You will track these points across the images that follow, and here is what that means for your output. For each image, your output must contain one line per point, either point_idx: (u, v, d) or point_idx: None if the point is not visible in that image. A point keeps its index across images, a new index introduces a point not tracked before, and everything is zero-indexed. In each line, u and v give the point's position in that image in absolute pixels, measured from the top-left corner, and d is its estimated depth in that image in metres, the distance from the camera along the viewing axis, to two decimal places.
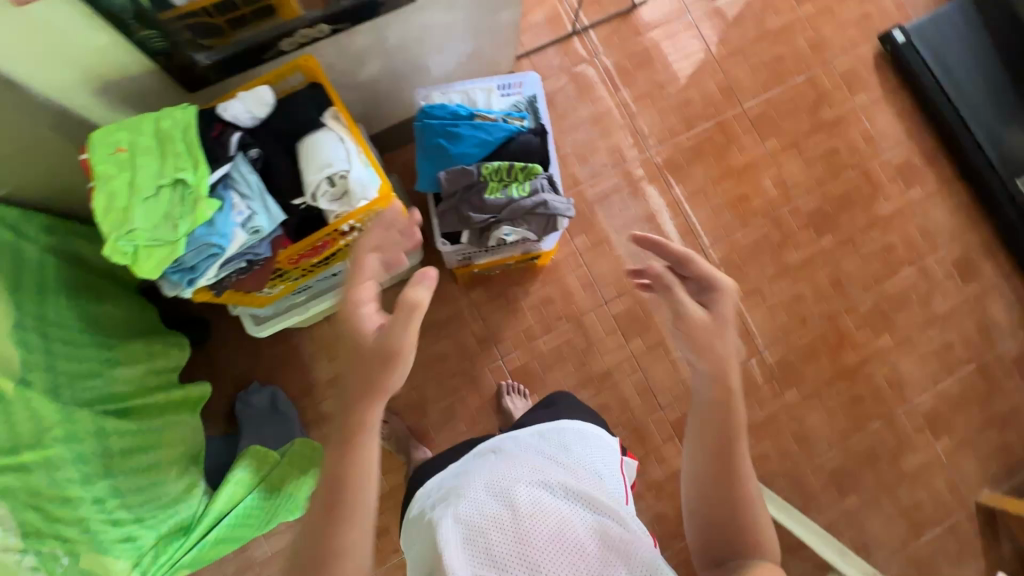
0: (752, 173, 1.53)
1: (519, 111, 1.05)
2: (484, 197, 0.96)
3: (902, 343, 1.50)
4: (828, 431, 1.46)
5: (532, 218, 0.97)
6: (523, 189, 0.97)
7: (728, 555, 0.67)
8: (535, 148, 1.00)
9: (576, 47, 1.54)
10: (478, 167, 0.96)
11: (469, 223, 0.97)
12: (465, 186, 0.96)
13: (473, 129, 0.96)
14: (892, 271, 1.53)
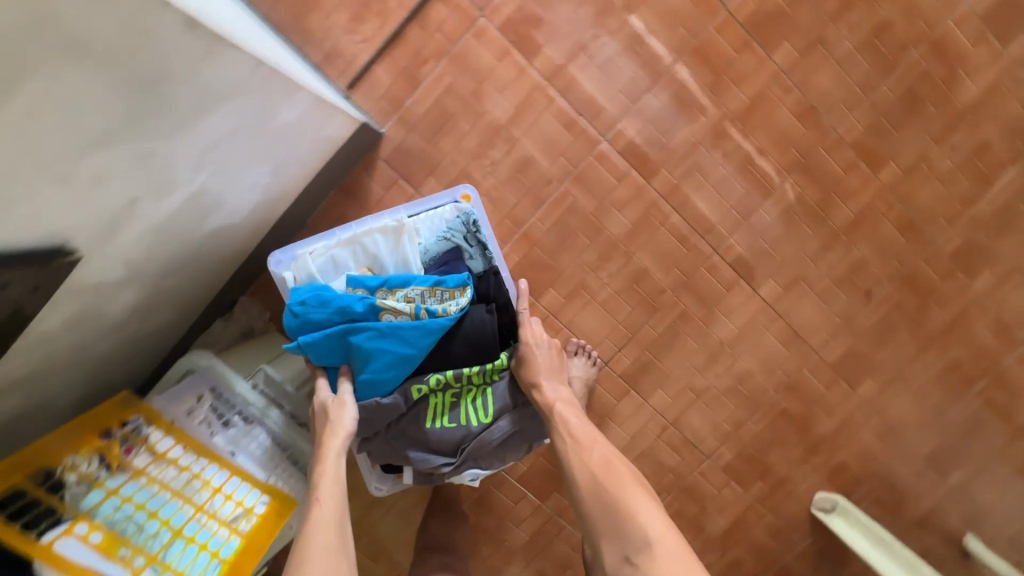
0: (763, 113, 1.03)
1: (451, 251, 0.93)
2: (431, 430, 0.88)
3: (1009, 276, 1.11)
4: (918, 413, 1.17)
5: (502, 447, 0.91)
6: (485, 411, 0.90)
7: (620, 519, 0.74)
8: (489, 333, 0.88)
9: (448, 13, 0.97)
10: (413, 390, 0.86)
11: (414, 463, 0.90)
12: (399, 416, 0.89)
13: (389, 338, 0.82)
14: (987, 184, 1.07)
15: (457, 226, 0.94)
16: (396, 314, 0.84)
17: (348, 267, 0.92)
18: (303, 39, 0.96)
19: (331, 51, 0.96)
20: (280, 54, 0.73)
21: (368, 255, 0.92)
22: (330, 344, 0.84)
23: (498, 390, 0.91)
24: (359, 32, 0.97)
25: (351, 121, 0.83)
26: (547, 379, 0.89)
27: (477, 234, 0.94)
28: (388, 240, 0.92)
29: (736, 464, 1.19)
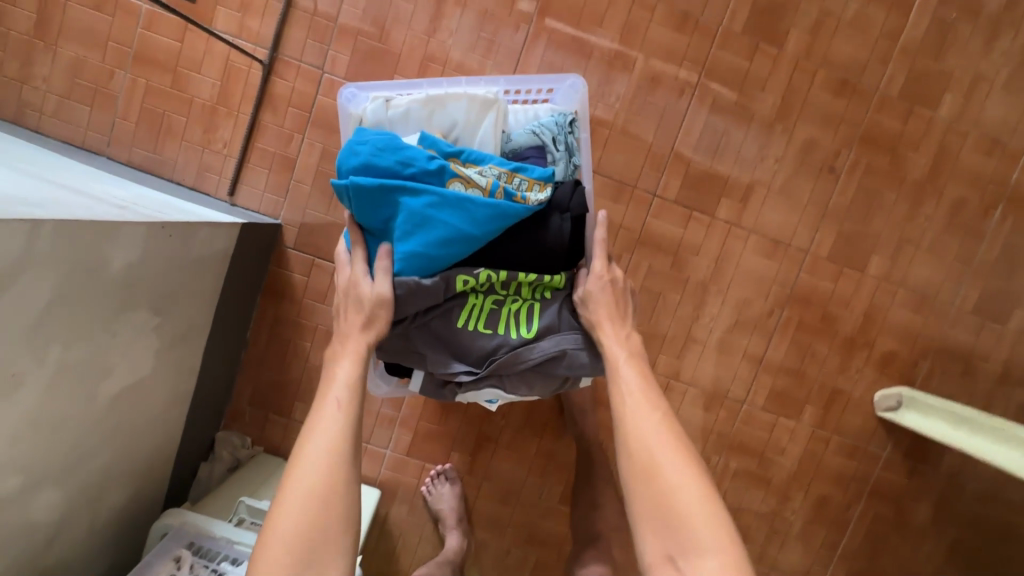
0: (639, 41, 0.97)
1: (535, 147, 0.82)
2: (457, 330, 0.78)
3: (975, 88, 0.99)
4: (945, 269, 1.05)
5: (533, 372, 0.78)
6: (529, 327, 0.77)
7: (667, 512, 0.62)
8: (559, 238, 0.77)
9: (291, 83, 0.95)
10: (459, 279, 0.74)
11: (427, 363, 0.79)
12: (436, 310, 0.77)
13: (446, 208, 0.71)
14: (903, 7, 0.97)
15: (551, 122, 0.82)
16: (467, 185, 0.74)
17: (417, 124, 0.82)
18: (171, 168, 0.96)
19: (200, 167, 0.96)
20: (125, 193, 0.71)
21: (448, 119, 0.82)
22: (384, 198, 0.73)
23: (548, 306, 0.79)
24: (218, 139, 0.96)
25: (228, 225, 0.79)
26: (613, 325, 0.76)
27: (568, 136, 0.81)
28: (473, 110, 0.82)
29: (775, 399, 1.08)
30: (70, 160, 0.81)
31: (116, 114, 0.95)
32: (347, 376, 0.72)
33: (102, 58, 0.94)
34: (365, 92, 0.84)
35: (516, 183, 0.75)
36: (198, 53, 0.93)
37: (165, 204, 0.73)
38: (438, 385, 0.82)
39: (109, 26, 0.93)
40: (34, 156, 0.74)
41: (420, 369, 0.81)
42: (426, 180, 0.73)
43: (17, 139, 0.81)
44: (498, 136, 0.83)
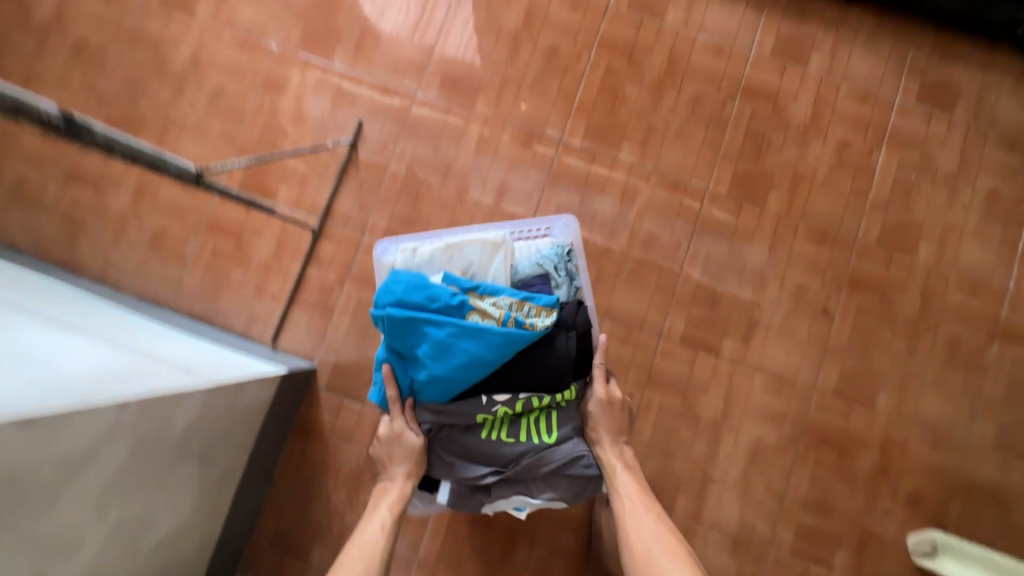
0: (637, 204, 1.10)
1: (541, 275, 0.93)
2: (484, 441, 0.87)
3: (947, 237, 1.09)
4: (955, 404, 1.07)
5: (556, 475, 0.87)
6: (549, 433, 0.87)
7: None
8: (564, 357, 0.87)
9: (335, 245, 1.10)
10: (479, 412, 0.85)
11: (455, 473, 0.89)
12: (462, 423, 0.89)
13: (465, 337, 0.82)
14: (869, 172, 1.11)
15: (551, 254, 0.93)
16: (484, 316, 0.84)
17: (439, 268, 0.93)
18: (224, 317, 1.08)
19: (250, 316, 1.08)
20: (187, 353, 0.81)
21: (465, 260, 0.93)
22: (412, 329, 0.84)
23: (563, 415, 0.90)
24: (268, 291, 1.09)
25: (270, 375, 0.88)
26: (611, 437, 0.91)
27: (569, 265, 0.93)
28: (485, 251, 0.93)
29: (804, 542, 1.04)
30: (139, 314, 0.93)
31: (184, 271, 1.10)
32: (389, 507, 0.89)
33: (180, 226, 1.11)
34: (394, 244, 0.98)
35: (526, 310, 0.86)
36: (259, 221, 1.10)
37: (221, 361, 0.83)
38: (467, 496, 0.91)
39: (189, 202, 1.11)
40: (115, 315, 0.85)
41: (450, 480, 0.91)
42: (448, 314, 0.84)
43: (102, 299, 0.95)
44: (508, 270, 0.93)
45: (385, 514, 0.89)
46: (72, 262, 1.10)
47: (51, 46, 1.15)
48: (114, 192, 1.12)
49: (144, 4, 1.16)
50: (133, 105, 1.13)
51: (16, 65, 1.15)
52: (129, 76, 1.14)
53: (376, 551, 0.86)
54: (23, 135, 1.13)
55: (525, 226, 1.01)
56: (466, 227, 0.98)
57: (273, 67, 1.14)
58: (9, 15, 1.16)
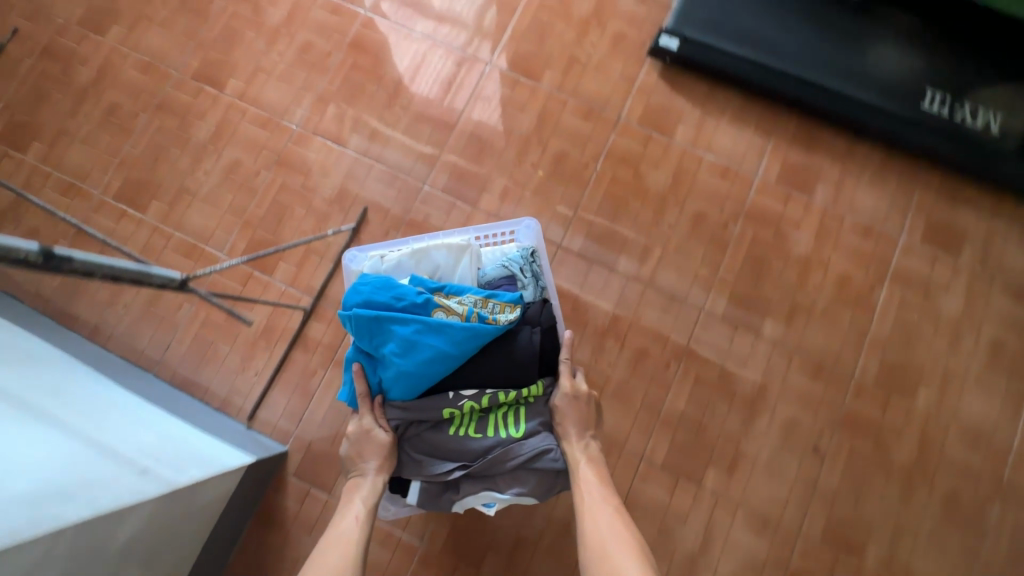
0: (630, 316, 1.09)
1: (507, 274, 0.95)
2: (451, 438, 0.88)
3: (948, 383, 1.06)
4: (951, 566, 1.00)
5: (523, 469, 0.88)
6: (516, 428, 0.89)
7: None
8: (527, 353, 0.89)
9: (324, 326, 1.10)
10: (444, 407, 0.87)
11: (423, 471, 0.89)
12: (429, 422, 0.90)
13: (430, 333, 0.84)
14: (869, 307, 1.09)
15: (516, 256, 0.96)
16: (448, 313, 0.87)
17: (407, 271, 0.95)
18: (204, 388, 1.08)
19: (230, 390, 1.08)
20: (150, 439, 0.81)
21: (432, 264, 0.96)
22: (379, 326, 0.86)
23: (529, 411, 0.91)
24: (251, 366, 1.09)
25: (230, 468, 0.87)
26: (577, 432, 0.90)
27: (534, 265, 0.96)
28: (451, 254, 0.96)
29: None
30: (120, 386, 0.94)
31: (173, 337, 1.11)
32: (363, 501, 0.87)
33: (176, 291, 1.12)
34: (364, 253, 1.00)
35: (490, 307, 0.88)
36: (253, 295, 1.11)
37: (187, 453, 0.83)
38: (437, 495, 0.90)
39: (189, 269, 1.13)
40: (95, 390, 0.86)
41: (418, 479, 0.90)
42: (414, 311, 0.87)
43: (86, 363, 0.95)
44: (474, 272, 0.96)
45: (359, 508, 0.86)
46: (67, 316, 1.12)
47: (84, 108, 1.21)
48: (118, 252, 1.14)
49: (178, 77, 1.22)
50: (152, 170, 1.18)
51: (49, 121, 1.20)
52: (152, 143, 1.19)
53: (353, 541, 0.83)
54: (43, 190, 1.17)
55: (490, 230, 1.02)
56: (433, 235, 1.01)
57: (288, 146, 1.18)
58: (51, 76, 1.22)
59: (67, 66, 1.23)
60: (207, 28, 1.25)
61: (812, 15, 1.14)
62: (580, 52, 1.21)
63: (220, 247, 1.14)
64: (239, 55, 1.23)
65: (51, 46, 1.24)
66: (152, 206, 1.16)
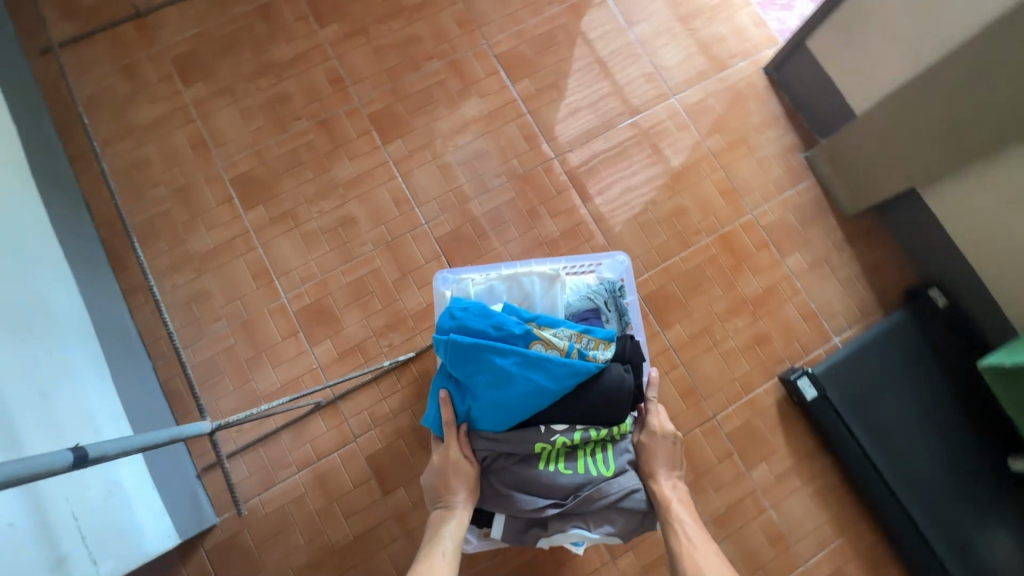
0: None
1: (595, 304, 0.95)
2: (540, 474, 0.86)
3: None
4: None
5: (612, 509, 0.86)
6: (607, 467, 0.87)
7: None
8: (621, 395, 0.86)
9: (326, 427, 1.04)
10: (536, 441, 0.85)
11: (510, 507, 0.87)
12: (516, 456, 0.88)
13: (530, 369, 0.83)
14: None
15: (603, 289, 0.96)
16: (547, 345, 0.85)
17: (500, 298, 0.96)
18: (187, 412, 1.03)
19: (205, 429, 1.03)
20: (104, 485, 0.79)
21: (522, 291, 0.96)
22: (472, 356, 0.84)
23: (616, 446, 0.90)
24: (238, 421, 1.03)
25: (149, 552, 0.82)
26: (665, 471, 0.91)
27: (619, 300, 0.96)
28: (543, 282, 0.96)
29: None
30: (93, 393, 0.87)
31: (193, 344, 1.06)
32: (453, 532, 0.85)
33: (222, 303, 1.08)
34: (456, 275, 1.00)
35: (586, 340, 0.86)
36: (286, 354, 1.06)
37: (108, 529, 0.76)
38: (521, 530, 0.88)
39: (248, 291, 1.08)
40: (64, 404, 0.80)
41: (503, 514, 0.88)
42: (510, 341, 0.85)
43: (107, 350, 0.95)
44: (563, 301, 0.96)
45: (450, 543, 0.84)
46: (119, 260, 1.09)
47: (260, 81, 1.18)
48: (200, 232, 1.10)
49: (356, 107, 1.18)
50: (278, 177, 1.14)
51: (224, 72, 1.18)
52: (294, 154, 1.15)
53: None
54: (178, 130, 1.14)
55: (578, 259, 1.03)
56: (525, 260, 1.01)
57: (407, 237, 1.13)
58: (252, 33, 1.20)
59: (271, 33, 1.20)
60: (410, 79, 1.20)
61: (960, 460, 1.02)
62: (718, 329, 1.12)
63: (287, 289, 1.09)
64: (420, 122, 1.18)
65: (271, 6, 1.21)
66: (255, 210, 1.12)
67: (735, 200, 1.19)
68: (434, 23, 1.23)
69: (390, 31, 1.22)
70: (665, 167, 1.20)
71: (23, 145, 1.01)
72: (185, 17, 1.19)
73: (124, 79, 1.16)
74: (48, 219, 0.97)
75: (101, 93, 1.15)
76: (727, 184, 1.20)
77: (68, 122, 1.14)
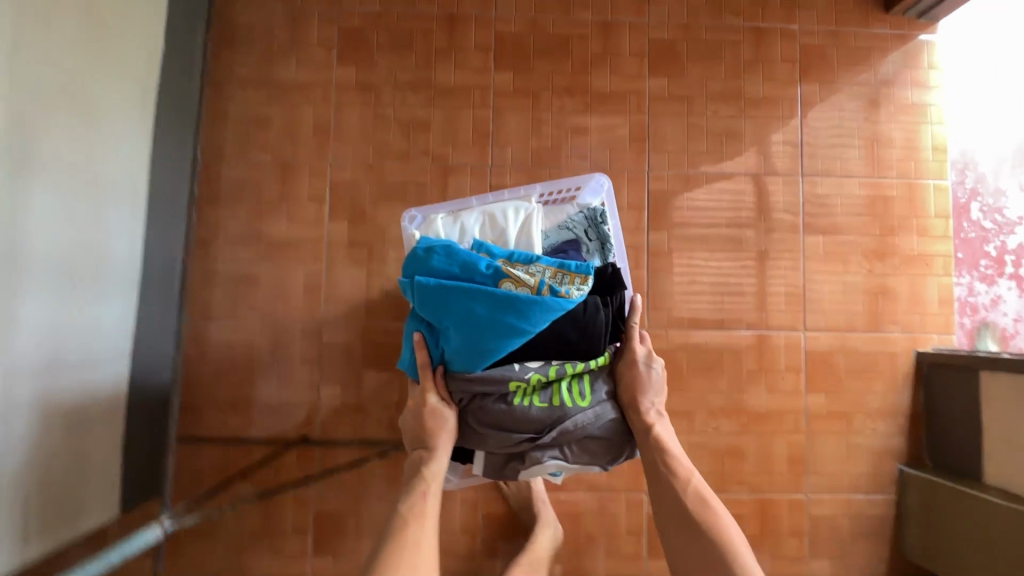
0: None
1: (572, 238, 0.87)
2: (513, 409, 0.75)
3: None
4: None
5: (587, 439, 0.77)
6: (583, 398, 0.76)
7: (699, 539, 0.73)
8: (598, 328, 0.76)
9: (292, 461, 1.04)
10: (510, 379, 0.74)
11: (487, 445, 0.77)
12: (491, 395, 0.76)
13: (502, 310, 0.72)
14: None
15: (579, 218, 0.88)
16: (517, 284, 0.74)
17: (472, 236, 0.87)
18: (188, 378, 1.04)
19: (194, 404, 1.04)
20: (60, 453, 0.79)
21: (495, 231, 0.87)
22: (439, 301, 0.74)
23: (595, 374, 0.78)
24: (225, 412, 1.04)
25: (77, 527, 0.82)
26: (646, 393, 0.79)
27: (600, 229, 0.86)
28: (515, 218, 0.87)
29: None
30: (107, 355, 0.87)
31: (223, 321, 1.06)
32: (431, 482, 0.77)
33: (264, 298, 1.06)
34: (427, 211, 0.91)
35: (562, 277, 0.76)
36: (295, 375, 1.05)
37: (52, 512, 0.77)
38: (500, 467, 0.79)
39: (294, 298, 1.06)
40: (70, 370, 0.80)
41: (481, 450, 0.79)
42: (479, 283, 0.75)
43: (142, 304, 0.94)
44: (539, 238, 0.87)
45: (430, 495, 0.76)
46: (197, 205, 1.06)
47: (410, 95, 1.09)
48: (280, 218, 1.07)
49: (485, 172, 1.08)
50: (376, 203, 1.07)
51: (381, 68, 1.09)
52: (402, 187, 1.07)
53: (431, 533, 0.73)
54: (309, 106, 1.08)
55: (557, 186, 0.94)
56: (495, 194, 0.94)
57: None
58: (427, 40, 1.09)
59: (446, 50, 1.09)
60: (551, 170, 1.09)
61: None
62: None
63: (328, 316, 1.06)
64: None
65: (460, 21, 1.10)
66: (339, 223, 1.07)
67: (798, 472, 1.06)
68: (608, 123, 1.09)
69: (560, 109, 1.09)
70: (749, 398, 1.07)
71: (162, 64, 0.95)
72: None
73: (287, 25, 1.09)
74: (151, 148, 0.94)
75: (260, 29, 1.09)
76: (801, 452, 1.06)
77: (217, 43, 1.08)
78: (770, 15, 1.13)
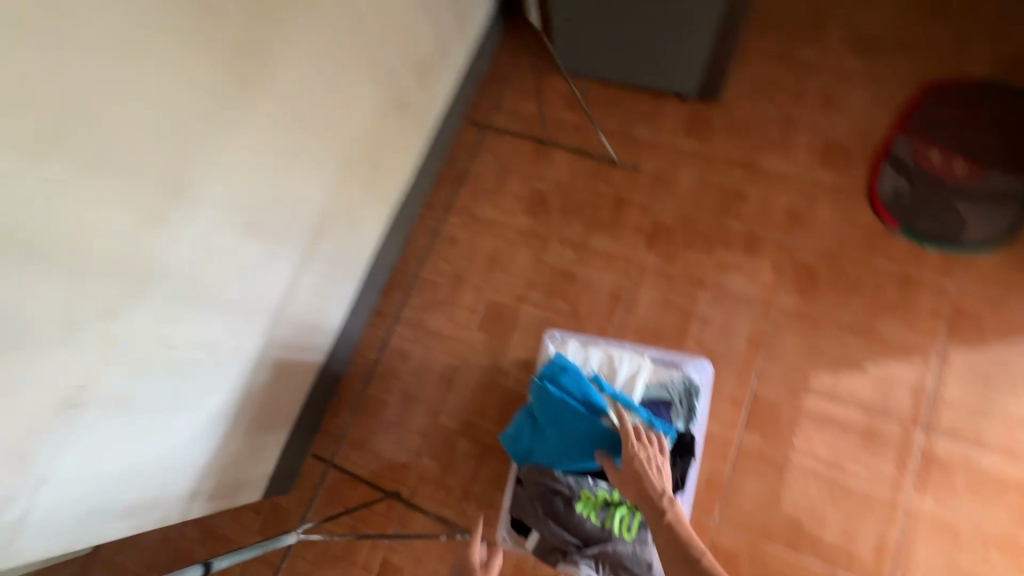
0: None
1: (669, 401, 0.97)
2: (575, 514, 0.90)
3: None
4: None
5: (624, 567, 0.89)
6: (629, 531, 0.90)
7: None
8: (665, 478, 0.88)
9: (382, 509, 1.26)
10: (582, 488, 0.91)
11: (543, 530, 0.92)
12: (561, 494, 0.91)
13: (600, 440, 0.86)
14: None
15: (678, 384, 0.98)
16: None
17: (591, 368, 1.00)
18: (335, 413, 1.34)
19: (332, 434, 1.33)
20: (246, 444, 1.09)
21: (607, 371, 0.99)
22: (556, 413, 0.89)
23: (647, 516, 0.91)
24: (350, 449, 1.31)
25: (226, 502, 1.10)
26: (654, 480, 0.75)
27: (692, 401, 0.97)
28: (627, 367, 0.99)
29: None
30: (298, 385, 1.19)
31: (373, 379, 1.35)
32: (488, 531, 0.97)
33: (408, 372, 1.34)
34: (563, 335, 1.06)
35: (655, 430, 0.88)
36: (408, 440, 1.29)
37: (227, 482, 1.07)
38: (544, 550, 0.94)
39: (428, 379, 1.32)
40: (278, 386, 1.12)
41: (537, 531, 0.93)
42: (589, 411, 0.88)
43: (328, 352, 1.27)
44: (640, 389, 0.98)
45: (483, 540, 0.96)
46: (388, 288, 1.40)
47: (568, 250, 1.33)
48: (441, 315, 1.36)
49: (609, 329, 1.26)
50: (513, 326, 1.31)
51: (553, 224, 1.36)
52: (538, 320, 1.30)
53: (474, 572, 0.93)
54: (490, 239, 1.38)
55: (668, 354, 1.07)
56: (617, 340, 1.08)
57: None
58: (595, 212, 1.34)
59: (608, 223, 1.33)
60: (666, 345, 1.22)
61: None
62: None
63: (448, 403, 1.30)
64: None
65: (627, 204, 1.33)
66: (481, 333, 1.33)
67: None
68: (731, 320, 1.21)
69: (690, 296, 1.24)
70: None
71: (404, 191, 1.33)
72: (566, 166, 1.39)
73: (495, 176, 1.43)
74: (376, 247, 1.30)
75: (474, 174, 1.43)
76: None
77: (443, 177, 1.46)
78: (923, 266, 1.17)
